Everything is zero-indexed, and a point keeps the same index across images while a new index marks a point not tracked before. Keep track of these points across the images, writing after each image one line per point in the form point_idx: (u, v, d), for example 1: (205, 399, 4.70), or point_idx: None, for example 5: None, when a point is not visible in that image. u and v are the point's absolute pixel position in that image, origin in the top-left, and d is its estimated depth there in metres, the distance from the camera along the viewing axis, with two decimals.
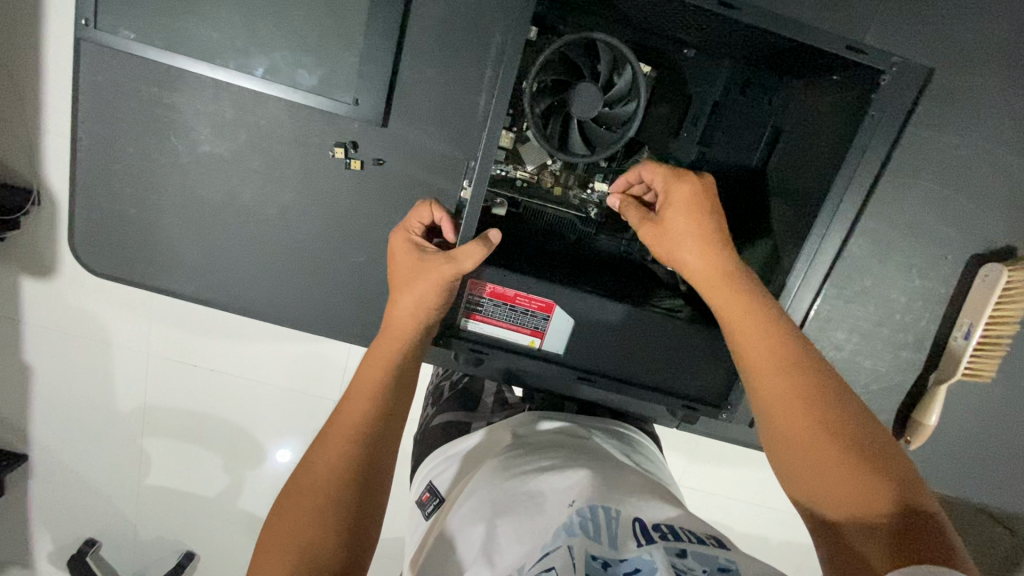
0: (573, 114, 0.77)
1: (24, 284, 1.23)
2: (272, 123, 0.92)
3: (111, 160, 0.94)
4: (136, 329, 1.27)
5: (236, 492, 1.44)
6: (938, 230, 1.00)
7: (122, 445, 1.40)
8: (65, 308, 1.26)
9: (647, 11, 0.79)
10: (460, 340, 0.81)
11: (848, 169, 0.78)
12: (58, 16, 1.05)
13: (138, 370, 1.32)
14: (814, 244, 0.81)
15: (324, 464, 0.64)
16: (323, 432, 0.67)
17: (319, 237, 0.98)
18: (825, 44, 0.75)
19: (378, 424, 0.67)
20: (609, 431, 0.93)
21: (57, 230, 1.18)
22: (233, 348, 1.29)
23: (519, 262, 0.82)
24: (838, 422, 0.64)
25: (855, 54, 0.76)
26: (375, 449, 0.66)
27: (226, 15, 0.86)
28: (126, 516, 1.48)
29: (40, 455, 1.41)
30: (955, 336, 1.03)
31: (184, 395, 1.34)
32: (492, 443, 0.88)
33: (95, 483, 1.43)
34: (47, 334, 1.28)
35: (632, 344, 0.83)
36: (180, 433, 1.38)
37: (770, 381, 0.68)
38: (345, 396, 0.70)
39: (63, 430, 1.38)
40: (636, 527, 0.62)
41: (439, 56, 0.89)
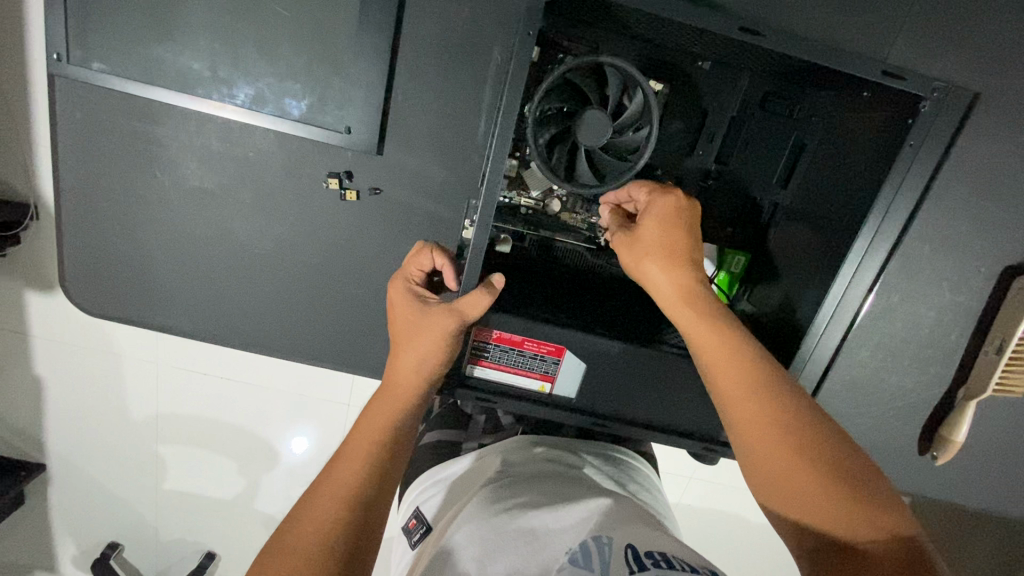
0: (580, 143, 0.72)
1: (27, 298, 1.18)
2: (261, 154, 0.87)
3: (96, 197, 0.89)
4: (143, 343, 1.23)
5: (250, 495, 1.41)
6: (973, 242, 0.94)
7: (139, 449, 1.36)
8: (69, 320, 1.20)
9: (659, 28, 0.73)
10: (466, 388, 0.78)
11: (883, 203, 0.72)
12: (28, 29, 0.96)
13: (147, 380, 1.27)
14: (844, 284, 0.75)
15: (313, 523, 0.58)
16: (312, 490, 0.62)
17: (316, 268, 0.94)
18: (862, 70, 0.68)
19: (375, 476, 0.64)
20: (605, 458, 0.93)
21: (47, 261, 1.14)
22: (236, 370, 1.25)
23: (527, 302, 0.79)
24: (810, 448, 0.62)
25: (892, 79, 0.69)
26: (370, 508, 0.62)
27: (206, 42, 0.80)
28: (148, 518, 1.45)
29: (61, 463, 1.37)
30: (985, 352, 0.98)
31: (195, 405, 1.29)
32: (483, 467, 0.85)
33: (115, 488, 1.41)
34: (53, 352, 1.24)
35: (644, 382, 0.80)
36: (194, 440, 1.34)
37: (745, 411, 0.64)
38: (339, 454, 0.66)
39: (77, 440, 1.35)
40: (628, 554, 0.59)
41: (434, 78, 0.83)
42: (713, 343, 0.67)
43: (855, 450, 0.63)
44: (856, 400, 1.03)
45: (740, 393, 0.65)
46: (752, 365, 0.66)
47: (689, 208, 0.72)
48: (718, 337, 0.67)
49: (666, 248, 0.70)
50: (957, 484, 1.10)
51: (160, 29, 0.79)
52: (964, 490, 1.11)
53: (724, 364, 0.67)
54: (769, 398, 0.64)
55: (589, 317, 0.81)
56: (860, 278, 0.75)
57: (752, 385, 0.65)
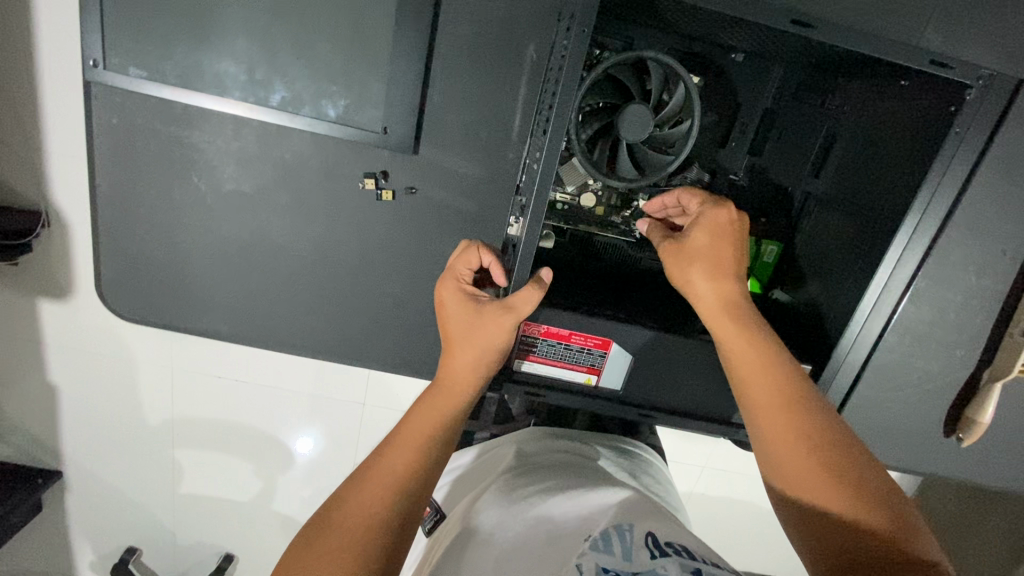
0: (623, 137, 0.73)
1: (42, 308, 1.17)
2: (299, 156, 0.87)
3: (132, 203, 0.90)
4: (160, 349, 1.23)
5: (269, 496, 1.41)
6: (1006, 227, 0.93)
7: (154, 455, 1.36)
8: (82, 329, 1.20)
9: (699, 20, 0.73)
10: (515, 382, 0.80)
11: (925, 192, 0.73)
12: (48, 33, 0.95)
13: (162, 386, 1.27)
14: (886, 273, 0.77)
15: (359, 508, 0.61)
16: (359, 473, 0.65)
17: (351, 268, 0.95)
18: (907, 59, 0.68)
19: (427, 463, 0.66)
20: (615, 448, 0.98)
21: (65, 268, 1.13)
22: (259, 371, 1.26)
23: (571, 298, 0.81)
24: (845, 470, 0.62)
25: (941, 68, 0.69)
26: (413, 501, 0.64)
27: (243, 45, 0.80)
28: (165, 523, 1.46)
29: (77, 470, 1.38)
30: (1012, 333, 0.97)
31: (214, 408, 1.30)
32: (498, 459, 0.92)
33: (131, 494, 1.41)
34: (71, 359, 1.23)
35: (686, 373, 0.81)
36: (216, 443, 1.35)
37: (771, 415, 0.66)
38: (389, 441, 0.67)
39: (97, 447, 1.35)
40: (649, 539, 0.62)
41: (469, 76, 0.83)
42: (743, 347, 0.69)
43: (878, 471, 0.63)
44: (883, 386, 1.04)
45: (768, 397, 0.67)
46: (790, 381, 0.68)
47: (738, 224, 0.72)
48: (748, 343, 0.69)
49: (711, 258, 0.71)
50: (983, 466, 1.11)
51: (198, 33, 0.79)
52: (989, 472, 1.12)
53: (752, 369, 0.69)
54: (794, 406, 0.66)
55: (631, 309, 0.82)
56: (901, 266, 0.77)
57: (778, 392, 0.67)
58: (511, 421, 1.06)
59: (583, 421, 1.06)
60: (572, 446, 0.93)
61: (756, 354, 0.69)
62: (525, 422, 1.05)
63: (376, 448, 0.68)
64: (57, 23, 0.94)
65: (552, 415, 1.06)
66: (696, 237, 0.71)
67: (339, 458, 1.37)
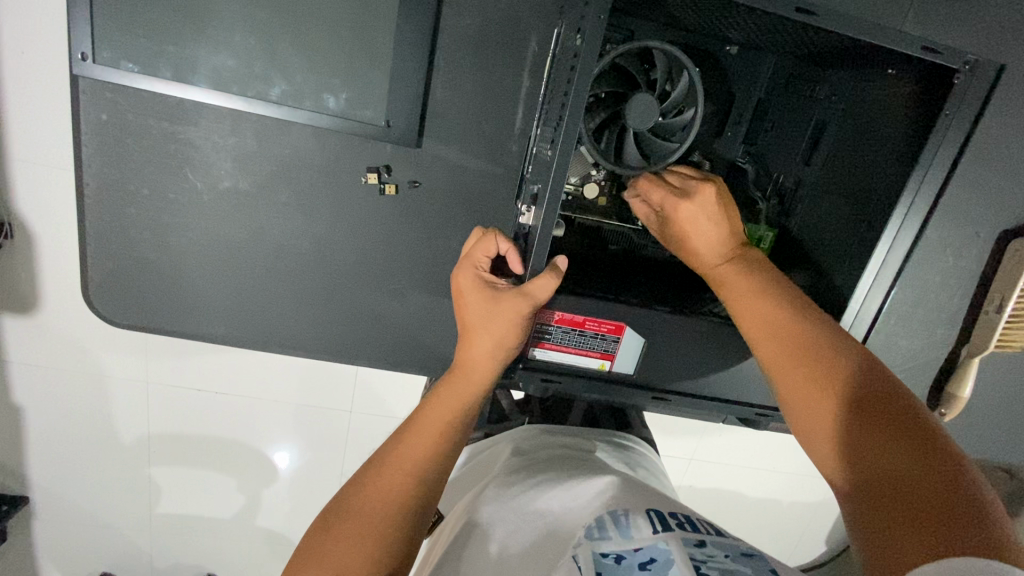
0: (629, 126, 0.74)
1: (6, 323, 1.11)
2: (298, 151, 0.86)
3: (122, 202, 0.87)
4: (137, 362, 1.17)
5: (253, 510, 1.37)
6: (982, 209, 0.98)
7: (132, 472, 1.30)
8: (54, 343, 1.14)
9: (699, 14, 0.77)
10: (529, 369, 0.82)
11: (917, 172, 0.77)
12: (16, 29, 0.90)
13: (139, 400, 1.22)
14: (882, 251, 0.81)
15: (378, 493, 0.63)
16: (376, 460, 0.67)
17: (353, 264, 0.93)
18: (901, 46, 0.72)
19: (446, 447, 0.68)
20: (610, 442, 0.98)
21: (35, 278, 1.07)
22: (246, 380, 1.21)
23: (582, 284, 0.82)
24: (842, 395, 0.62)
25: (931, 54, 0.73)
26: (432, 489, 0.66)
27: (242, 38, 0.78)
28: (142, 544, 1.39)
29: (48, 493, 1.30)
30: (987, 310, 1.03)
31: (197, 419, 1.25)
32: (493, 457, 0.93)
33: (106, 516, 1.35)
34: (44, 374, 1.17)
35: (695, 355, 0.83)
36: (199, 457, 1.30)
37: (789, 377, 0.66)
38: (408, 429, 0.69)
39: (69, 467, 1.28)
40: (652, 515, 0.66)
41: (472, 68, 0.84)
42: (755, 315, 0.70)
43: (896, 404, 0.60)
44: None
45: (786, 361, 0.66)
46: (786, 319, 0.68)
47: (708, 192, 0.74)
48: (741, 295, 0.72)
49: (689, 228, 0.74)
50: (964, 440, 1.16)
51: (194, 25, 0.77)
52: (966, 444, 1.18)
53: (769, 336, 0.69)
54: (812, 365, 0.64)
55: (642, 294, 0.84)
56: (895, 244, 0.81)
57: (799, 359, 0.65)
58: (505, 419, 1.08)
59: (579, 415, 1.07)
60: (572, 441, 0.93)
61: (748, 299, 0.71)
62: (521, 418, 1.07)
63: (396, 431, 0.70)
64: (28, 19, 0.90)
65: (546, 411, 1.08)
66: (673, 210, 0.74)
67: (330, 465, 1.34)
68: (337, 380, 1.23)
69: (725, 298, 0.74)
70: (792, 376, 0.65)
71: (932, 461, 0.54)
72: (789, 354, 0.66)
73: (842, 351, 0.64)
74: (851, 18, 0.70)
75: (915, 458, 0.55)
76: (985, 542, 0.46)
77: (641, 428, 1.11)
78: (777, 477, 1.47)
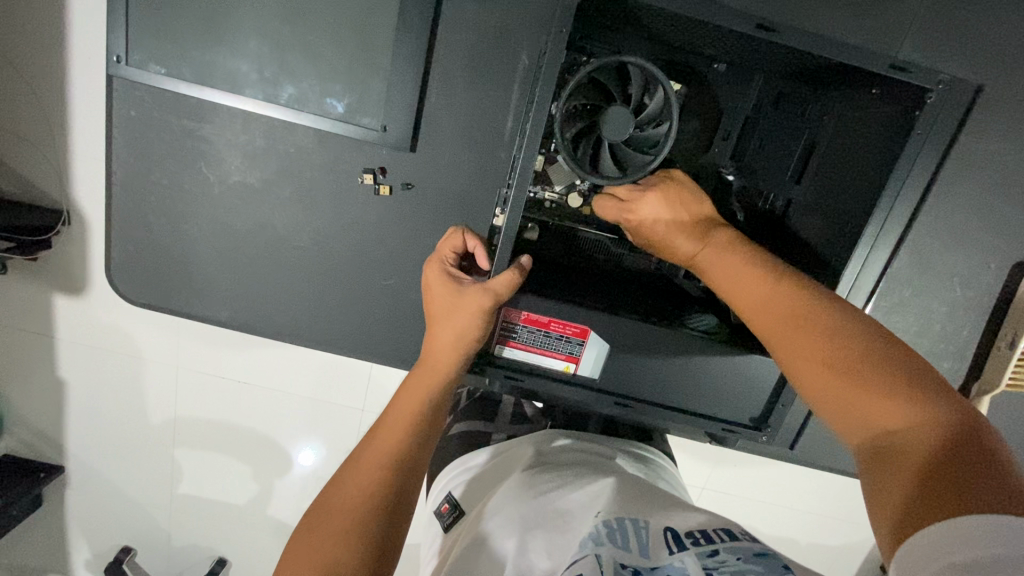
0: (605, 136, 0.76)
1: (57, 304, 1.22)
2: (301, 151, 0.92)
3: (146, 192, 0.96)
4: (162, 342, 1.26)
5: (266, 497, 1.43)
6: (984, 237, 0.95)
7: (150, 449, 1.38)
8: (90, 320, 1.24)
9: (680, 32, 0.79)
10: (496, 367, 0.84)
11: (891, 191, 0.77)
12: (69, 37, 1.01)
13: (162, 379, 1.30)
14: (856, 267, 0.79)
15: (355, 491, 0.65)
16: (354, 458, 0.70)
17: (350, 259, 0.99)
18: (870, 64, 0.73)
19: (416, 440, 0.71)
20: (629, 454, 0.95)
21: (73, 259, 1.17)
22: (249, 364, 1.27)
23: (554, 283, 0.85)
24: (845, 368, 0.60)
25: (900, 72, 0.74)
26: (407, 482, 0.68)
27: (255, 46, 0.86)
28: (159, 518, 1.48)
29: (76, 464, 1.40)
30: (1000, 346, 0.98)
31: (208, 401, 1.32)
32: (512, 460, 0.88)
33: (126, 488, 1.43)
34: (77, 348, 1.27)
35: (660, 365, 0.84)
36: (210, 438, 1.37)
37: (794, 353, 0.64)
38: (379, 426, 0.72)
39: (96, 437, 1.37)
40: (668, 535, 0.63)
41: (464, 78, 0.88)
42: (749, 296, 0.69)
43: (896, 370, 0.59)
44: None
45: (789, 335, 0.65)
46: (778, 295, 0.67)
47: (674, 186, 0.78)
48: (736, 276, 0.71)
49: (667, 221, 0.76)
50: None
51: (214, 34, 0.85)
52: None
53: (767, 309, 0.67)
54: (818, 338, 0.63)
55: (614, 301, 0.84)
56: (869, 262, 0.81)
57: (798, 332, 0.64)
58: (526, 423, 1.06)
59: (596, 424, 1.05)
60: (587, 446, 0.91)
61: (741, 277, 0.70)
62: (540, 423, 1.05)
63: (367, 431, 0.73)
64: (77, 29, 1.01)
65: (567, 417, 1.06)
66: (650, 211, 0.77)
67: (332, 457, 1.38)
68: (347, 375, 1.28)
69: (717, 280, 0.73)
70: (800, 352, 0.64)
71: (939, 429, 0.54)
72: (791, 331, 0.65)
73: (837, 320, 0.63)
74: (815, 38, 0.73)
75: (927, 430, 0.54)
76: (1011, 487, 0.47)
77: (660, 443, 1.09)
78: (788, 512, 1.40)
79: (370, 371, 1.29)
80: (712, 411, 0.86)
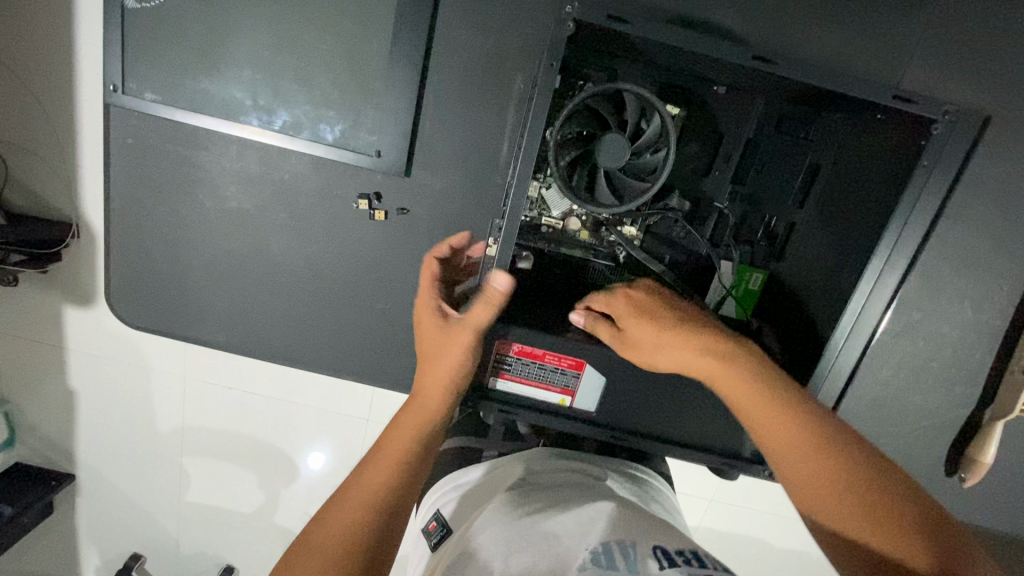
0: (602, 163, 0.75)
1: (65, 313, 1.23)
2: (296, 176, 0.92)
3: (143, 217, 0.96)
4: (169, 353, 1.27)
5: (270, 512, 1.44)
6: (997, 260, 0.92)
7: (155, 463, 1.40)
8: (100, 331, 1.25)
9: (677, 57, 0.77)
10: (489, 400, 0.82)
11: (896, 224, 0.74)
12: (69, 62, 1.02)
13: (167, 393, 1.31)
14: (862, 299, 0.77)
15: (341, 524, 0.64)
16: (344, 488, 0.68)
17: (346, 283, 0.98)
18: (870, 94, 0.71)
19: (406, 473, 0.69)
20: (624, 476, 0.94)
21: (77, 279, 1.18)
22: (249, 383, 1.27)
23: (545, 318, 0.84)
24: (857, 494, 0.60)
25: (905, 102, 0.72)
26: (394, 514, 0.67)
27: (248, 73, 0.86)
28: (164, 533, 1.49)
29: (83, 478, 1.42)
30: (1013, 370, 0.93)
31: (212, 416, 1.33)
32: (503, 479, 0.86)
33: (132, 501, 1.45)
34: (85, 359, 1.28)
35: (656, 397, 0.82)
36: (213, 454, 1.38)
37: (798, 473, 0.64)
38: (371, 456, 0.71)
39: (101, 452, 1.39)
40: (658, 552, 0.62)
41: (459, 103, 0.87)
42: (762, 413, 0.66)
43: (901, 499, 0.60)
44: (879, 422, 1.00)
45: (793, 454, 0.64)
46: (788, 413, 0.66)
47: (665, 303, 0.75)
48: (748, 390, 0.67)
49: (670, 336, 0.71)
50: (989, 508, 1.06)
51: (208, 62, 0.85)
52: (992, 514, 1.07)
53: (769, 425, 0.66)
54: (830, 464, 0.62)
55: None
56: (878, 296, 0.77)
57: (810, 456, 0.63)
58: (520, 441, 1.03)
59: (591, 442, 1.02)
60: (579, 466, 0.90)
61: (752, 392, 0.67)
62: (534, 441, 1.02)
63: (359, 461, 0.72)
64: (77, 54, 1.02)
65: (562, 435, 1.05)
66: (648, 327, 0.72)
67: (333, 475, 1.39)
68: (347, 395, 1.28)
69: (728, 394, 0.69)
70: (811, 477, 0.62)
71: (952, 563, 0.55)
72: (804, 454, 0.63)
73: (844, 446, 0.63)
74: (812, 68, 0.71)
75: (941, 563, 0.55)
76: None
77: (658, 465, 1.07)
78: (794, 532, 1.38)
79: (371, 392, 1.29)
80: (709, 444, 0.84)
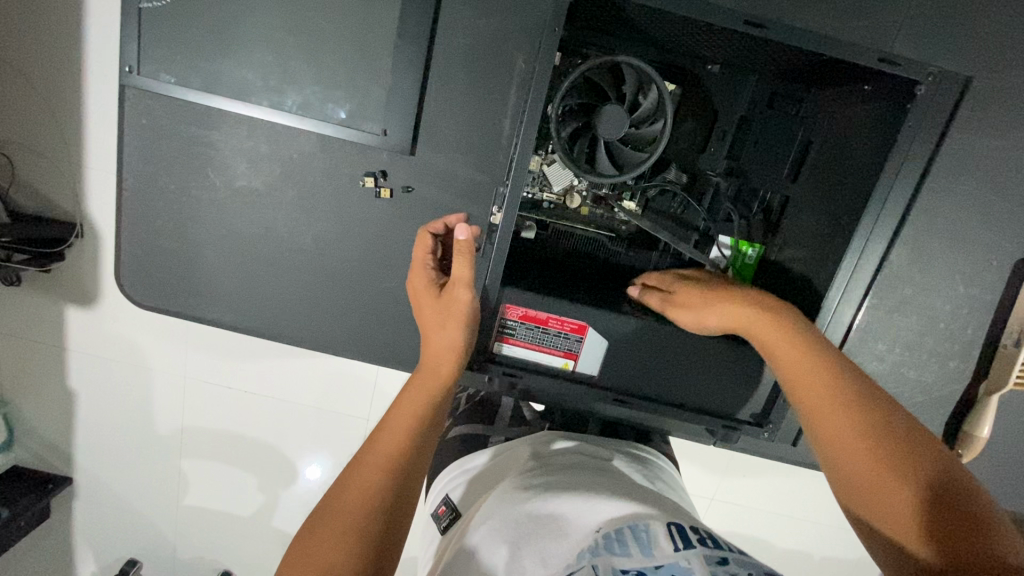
0: (601, 134, 0.78)
1: (68, 317, 1.25)
2: (304, 155, 0.94)
3: (154, 198, 0.98)
4: (169, 352, 1.28)
5: (271, 508, 1.43)
6: (985, 233, 0.94)
7: (156, 459, 1.39)
8: (100, 332, 1.26)
9: (672, 31, 0.81)
10: (495, 364, 0.85)
11: (884, 185, 0.78)
12: (82, 50, 1.05)
13: (168, 390, 1.32)
14: (852, 258, 0.81)
15: (358, 490, 0.65)
16: (358, 457, 0.69)
17: (351, 262, 1.00)
18: (858, 58, 0.74)
19: (419, 440, 0.71)
20: (628, 455, 0.95)
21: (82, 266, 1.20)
22: (253, 370, 1.28)
23: (549, 285, 0.86)
24: (879, 442, 0.62)
25: (889, 65, 0.75)
26: (408, 480, 0.68)
27: (259, 54, 0.89)
28: (164, 530, 1.48)
29: (84, 473, 1.42)
30: (1005, 343, 0.96)
31: (214, 409, 1.33)
32: (510, 462, 0.87)
33: (133, 497, 1.44)
34: (86, 359, 1.29)
35: (657, 361, 0.84)
36: (215, 447, 1.38)
37: (823, 421, 0.67)
38: (384, 423, 0.72)
39: (102, 446, 1.38)
40: (672, 529, 0.63)
41: (462, 83, 0.90)
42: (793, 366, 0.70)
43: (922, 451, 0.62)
44: None
45: (821, 401, 0.67)
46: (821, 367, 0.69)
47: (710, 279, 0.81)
48: (783, 344, 0.72)
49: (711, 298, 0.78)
50: (989, 485, 1.07)
51: (220, 43, 0.88)
52: (993, 491, 1.08)
53: (799, 373, 0.70)
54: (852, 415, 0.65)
55: (607, 296, 0.87)
56: (867, 256, 0.81)
57: (837, 408, 0.66)
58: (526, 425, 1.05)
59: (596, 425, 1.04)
60: (584, 447, 0.91)
61: (786, 345, 0.71)
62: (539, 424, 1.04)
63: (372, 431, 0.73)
64: (90, 41, 1.05)
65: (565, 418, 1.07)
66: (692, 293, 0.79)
67: (335, 467, 1.38)
68: (350, 383, 1.29)
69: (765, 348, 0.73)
70: (837, 425, 0.65)
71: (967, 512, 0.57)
72: (830, 404, 0.66)
73: (873, 400, 0.66)
74: (798, 31, 0.75)
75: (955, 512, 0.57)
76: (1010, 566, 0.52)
77: (660, 446, 1.07)
78: (797, 521, 1.38)
79: (374, 380, 1.30)
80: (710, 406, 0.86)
